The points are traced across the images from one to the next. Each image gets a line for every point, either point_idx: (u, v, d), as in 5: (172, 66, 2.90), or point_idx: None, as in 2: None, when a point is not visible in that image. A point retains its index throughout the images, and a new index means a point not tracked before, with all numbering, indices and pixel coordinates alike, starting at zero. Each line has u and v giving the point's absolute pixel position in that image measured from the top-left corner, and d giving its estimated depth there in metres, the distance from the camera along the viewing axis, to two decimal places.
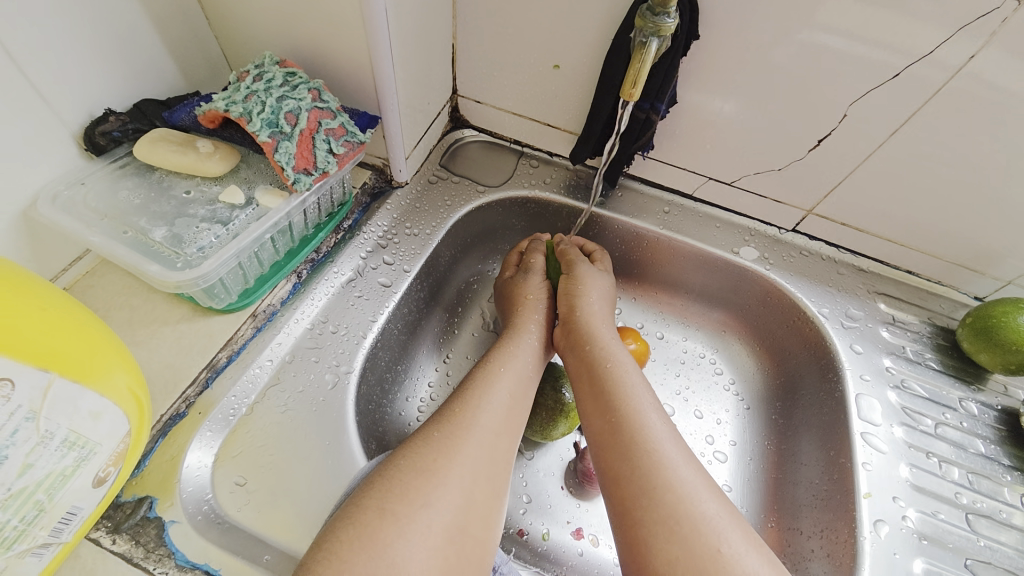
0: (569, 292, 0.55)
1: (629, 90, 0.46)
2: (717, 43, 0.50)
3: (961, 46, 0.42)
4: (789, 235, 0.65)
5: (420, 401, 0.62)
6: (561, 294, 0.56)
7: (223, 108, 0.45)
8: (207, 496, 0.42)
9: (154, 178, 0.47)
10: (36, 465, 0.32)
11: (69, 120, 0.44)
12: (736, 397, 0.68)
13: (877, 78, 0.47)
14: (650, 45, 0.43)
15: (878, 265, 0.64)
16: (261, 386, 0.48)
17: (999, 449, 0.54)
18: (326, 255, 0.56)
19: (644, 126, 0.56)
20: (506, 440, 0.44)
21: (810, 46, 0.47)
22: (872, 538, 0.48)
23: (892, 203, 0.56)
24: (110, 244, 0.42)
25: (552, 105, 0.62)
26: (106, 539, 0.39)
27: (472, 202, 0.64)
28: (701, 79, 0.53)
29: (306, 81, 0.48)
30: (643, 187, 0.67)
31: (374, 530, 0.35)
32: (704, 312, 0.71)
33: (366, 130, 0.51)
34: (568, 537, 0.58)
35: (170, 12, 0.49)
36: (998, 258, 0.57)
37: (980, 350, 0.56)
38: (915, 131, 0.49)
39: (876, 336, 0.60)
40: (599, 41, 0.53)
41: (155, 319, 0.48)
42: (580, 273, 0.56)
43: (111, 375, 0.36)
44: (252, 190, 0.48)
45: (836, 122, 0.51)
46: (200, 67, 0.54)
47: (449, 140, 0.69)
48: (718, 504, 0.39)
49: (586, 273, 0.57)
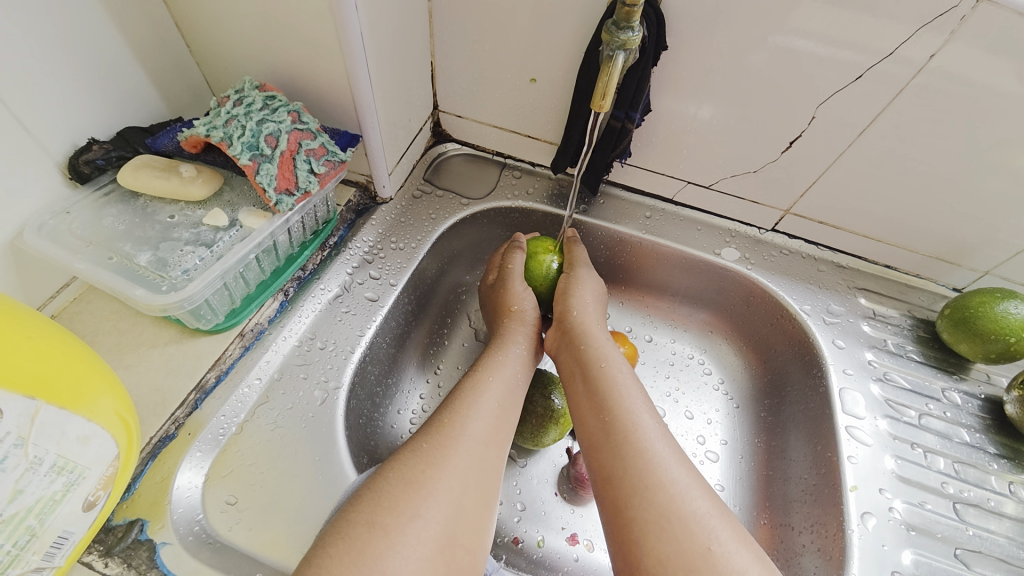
0: (566, 291, 0.57)
1: (598, 102, 0.47)
2: (687, 50, 0.51)
3: (922, 44, 0.44)
4: (769, 235, 0.66)
5: (412, 414, 0.63)
6: (560, 293, 0.57)
7: (204, 133, 0.46)
8: (198, 516, 0.43)
9: (138, 204, 0.48)
10: (26, 491, 0.32)
11: (53, 150, 0.45)
12: (726, 396, 0.68)
13: (843, 78, 0.48)
14: (617, 59, 0.44)
15: (858, 260, 0.65)
16: (250, 405, 0.48)
17: (985, 438, 0.55)
18: (313, 273, 0.57)
19: (620, 134, 0.57)
20: (495, 449, 0.44)
21: (778, 50, 0.48)
22: (861, 531, 0.48)
23: (867, 199, 0.57)
24: (95, 271, 0.43)
25: (531, 117, 0.63)
26: (97, 563, 0.40)
27: (457, 214, 0.65)
28: (674, 85, 0.54)
29: (285, 104, 0.49)
30: (625, 193, 0.68)
31: (364, 543, 0.35)
32: (690, 313, 0.72)
33: (347, 148, 0.53)
34: (563, 543, 0.58)
35: (151, 42, 0.50)
36: (972, 250, 0.58)
37: (960, 340, 0.57)
38: (882, 129, 0.51)
39: (858, 330, 0.61)
40: (573, 54, 0.55)
41: (142, 343, 0.49)
42: (579, 275, 0.58)
43: (98, 400, 0.37)
44: (236, 212, 0.49)
45: (807, 122, 0.53)
46: (183, 93, 0.55)
47: (432, 154, 0.70)
48: (708, 503, 0.39)
49: (583, 276, 0.58)
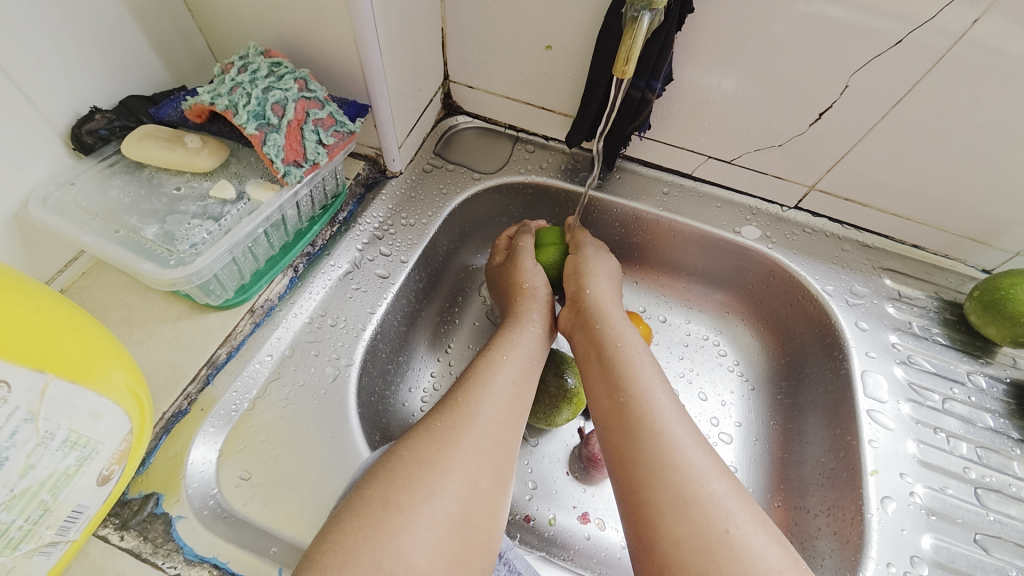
0: (575, 271, 0.55)
1: (621, 68, 0.45)
2: (714, 16, 0.48)
3: (966, 10, 0.41)
4: (791, 213, 0.64)
5: (423, 392, 0.62)
6: (569, 274, 0.56)
7: (209, 101, 0.44)
8: (212, 490, 0.43)
9: (144, 176, 0.46)
10: (38, 465, 0.32)
11: (55, 119, 0.43)
12: (741, 378, 0.67)
13: (879, 47, 0.45)
14: (643, 20, 0.41)
15: (884, 240, 0.62)
16: (261, 381, 0.48)
17: (1008, 423, 0.54)
18: (322, 248, 0.56)
19: (639, 106, 0.54)
20: (510, 428, 0.43)
21: (812, 16, 0.45)
22: (879, 515, 0.48)
23: (898, 176, 0.55)
24: (102, 244, 0.42)
25: (546, 87, 0.60)
26: (114, 536, 0.40)
27: (469, 188, 0.64)
28: (697, 54, 0.51)
29: (292, 71, 0.47)
30: (641, 168, 0.66)
31: (378, 522, 0.35)
32: (707, 293, 0.70)
33: (356, 119, 0.51)
34: (574, 522, 0.58)
35: (151, 5, 0.48)
36: (1006, 229, 0.55)
37: (988, 324, 0.55)
38: (918, 102, 0.48)
39: (882, 312, 0.59)
40: (591, 20, 0.52)
41: (152, 318, 0.48)
42: (586, 255, 0.57)
43: (109, 375, 0.36)
44: (243, 184, 0.48)
45: (839, 94, 0.50)
46: (186, 60, 0.53)
47: (443, 127, 0.68)
48: (726, 485, 0.38)
49: (590, 254, 0.57)
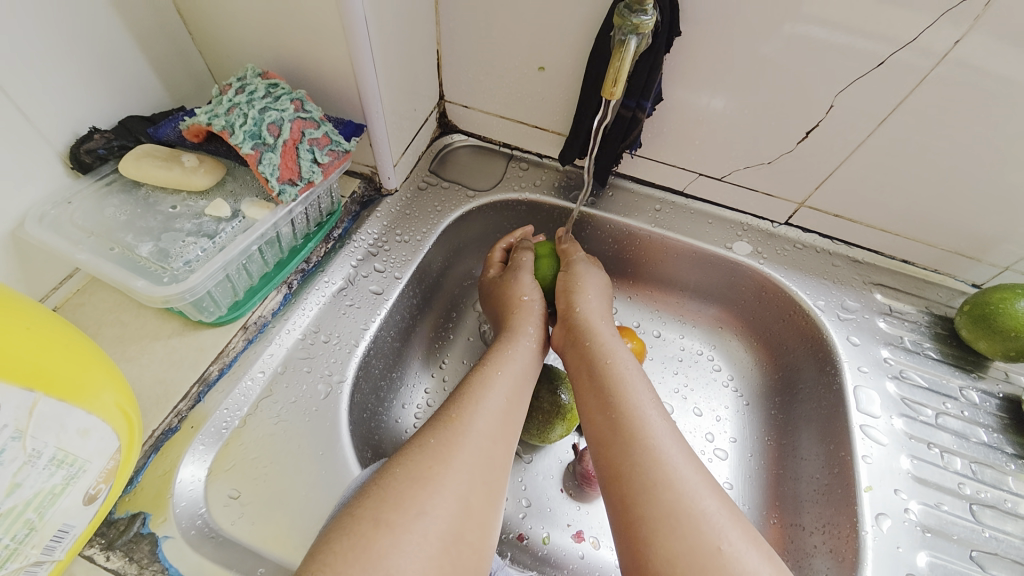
0: (567, 287, 0.56)
1: (610, 89, 0.45)
2: (701, 38, 0.49)
3: (944, 33, 0.42)
4: (782, 229, 0.64)
5: (417, 408, 0.62)
6: (560, 292, 0.56)
7: (206, 122, 0.45)
8: (200, 510, 0.42)
9: (140, 194, 0.47)
10: (24, 485, 0.32)
11: (54, 139, 0.44)
12: (735, 393, 0.67)
13: (861, 67, 0.46)
14: (630, 43, 0.42)
15: (874, 255, 0.63)
16: (253, 398, 0.48)
17: (1002, 438, 0.54)
18: (316, 265, 0.56)
19: (629, 126, 0.55)
20: (502, 446, 0.43)
21: (795, 38, 0.46)
22: (875, 532, 0.47)
23: (885, 192, 0.56)
24: (97, 261, 0.42)
25: (539, 107, 0.62)
26: (99, 556, 0.39)
27: (463, 206, 0.64)
28: (686, 75, 0.53)
29: (288, 92, 0.48)
30: (634, 185, 0.67)
31: (368, 541, 0.35)
32: (700, 308, 0.71)
33: (351, 138, 0.51)
34: (569, 540, 0.57)
35: (152, 29, 0.49)
36: (993, 244, 0.56)
37: (979, 338, 0.55)
38: (901, 121, 0.49)
39: (873, 327, 0.59)
40: (582, 42, 0.53)
41: (145, 335, 0.48)
42: (578, 272, 0.57)
43: (100, 393, 0.36)
44: (239, 203, 0.48)
45: (824, 112, 0.51)
46: (185, 81, 0.55)
47: (438, 145, 0.69)
48: (718, 502, 0.38)
49: (581, 271, 0.57)
